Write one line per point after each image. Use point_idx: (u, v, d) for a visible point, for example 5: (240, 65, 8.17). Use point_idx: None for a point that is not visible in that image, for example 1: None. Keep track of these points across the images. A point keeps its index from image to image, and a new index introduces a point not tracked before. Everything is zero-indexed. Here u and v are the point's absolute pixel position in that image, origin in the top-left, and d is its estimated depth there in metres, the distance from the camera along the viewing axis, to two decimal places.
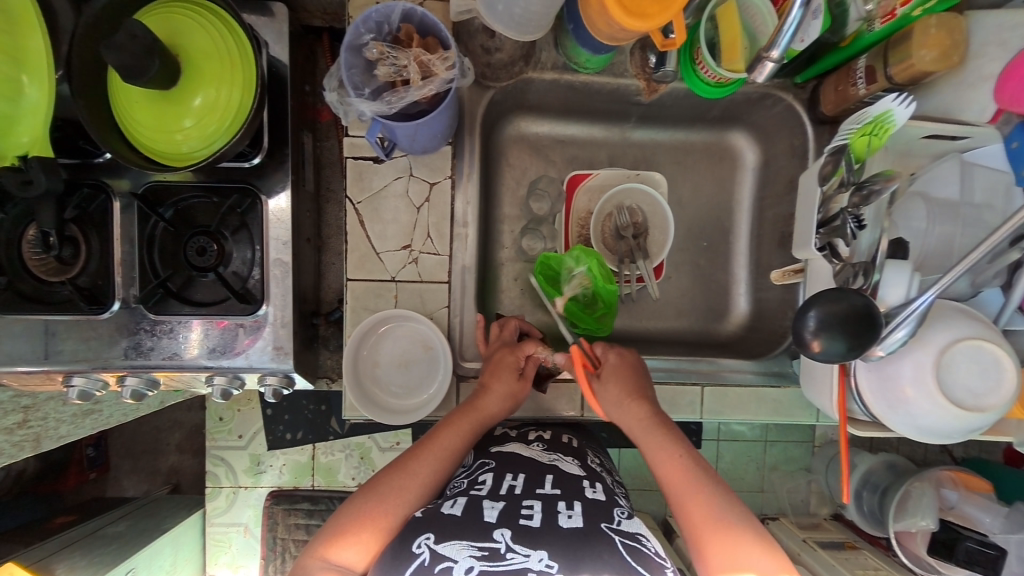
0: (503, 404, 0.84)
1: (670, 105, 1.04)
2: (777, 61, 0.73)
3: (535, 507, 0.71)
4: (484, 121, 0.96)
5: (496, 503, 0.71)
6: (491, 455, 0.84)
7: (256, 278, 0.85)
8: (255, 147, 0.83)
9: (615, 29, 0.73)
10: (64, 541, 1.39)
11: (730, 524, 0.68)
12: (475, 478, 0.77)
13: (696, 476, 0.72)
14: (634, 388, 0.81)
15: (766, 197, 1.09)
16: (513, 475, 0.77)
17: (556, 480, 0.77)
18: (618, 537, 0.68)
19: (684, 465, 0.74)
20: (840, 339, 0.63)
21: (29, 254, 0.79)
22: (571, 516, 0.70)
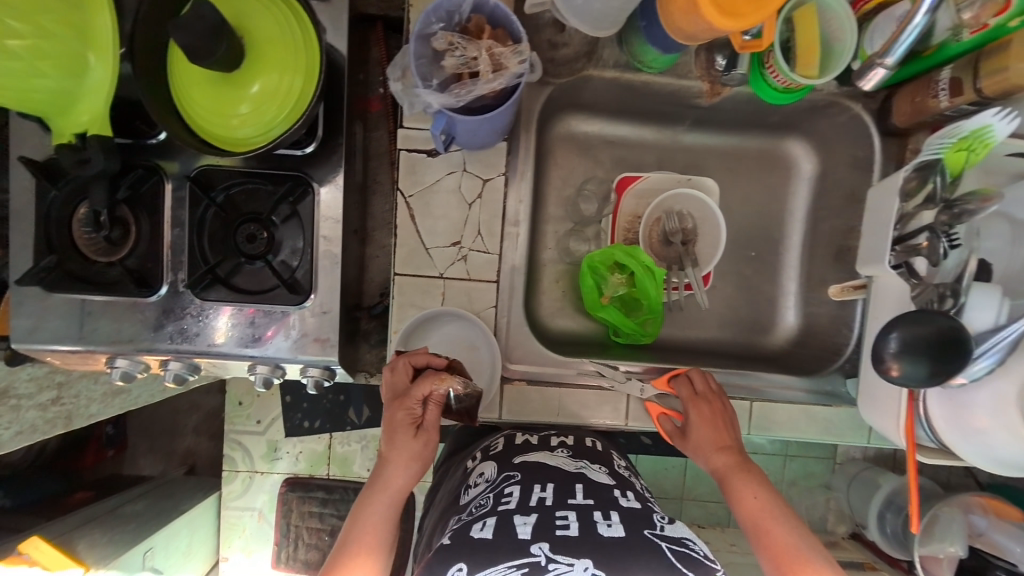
0: (412, 459, 0.75)
1: (728, 110, 1.01)
2: (889, 68, 0.75)
3: (571, 516, 0.64)
4: (540, 118, 0.93)
5: (528, 516, 0.64)
6: (514, 467, 0.76)
7: (304, 269, 0.83)
8: (309, 135, 0.82)
9: (696, 25, 0.70)
10: (83, 518, 1.39)
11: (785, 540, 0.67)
12: (501, 493, 0.70)
13: (756, 486, 0.73)
14: (717, 442, 0.79)
15: (822, 209, 1.05)
16: (542, 485, 0.70)
17: (587, 489, 0.70)
18: (664, 542, 0.61)
19: (748, 480, 0.74)
20: (922, 364, 0.62)
21: (78, 234, 0.78)
22: (610, 524, 0.63)
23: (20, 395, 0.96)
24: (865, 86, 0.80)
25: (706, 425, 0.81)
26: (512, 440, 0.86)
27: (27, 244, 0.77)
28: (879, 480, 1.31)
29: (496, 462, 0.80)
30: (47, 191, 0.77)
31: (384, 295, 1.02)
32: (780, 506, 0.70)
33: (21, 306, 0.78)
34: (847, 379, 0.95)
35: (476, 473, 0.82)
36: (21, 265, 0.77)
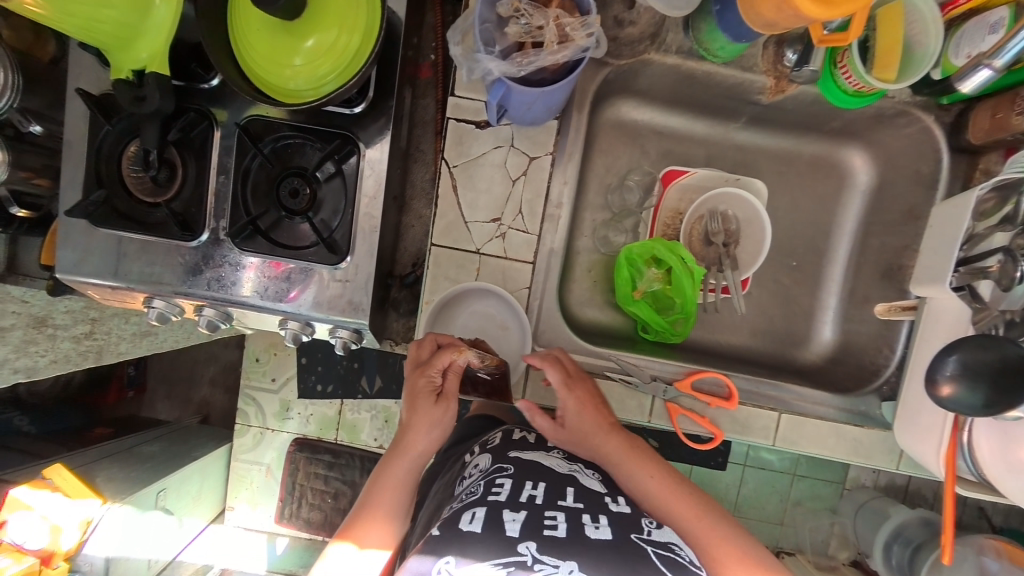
0: (431, 433, 0.75)
1: (789, 110, 0.96)
2: (994, 70, 0.75)
3: (560, 517, 0.61)
4: (593, 100, 0.90)
5: (517, 512, 0.61)
6: (510, 460, 0.73)
7: (343, 230, 0.82)
8: (360, 95, 0.81)
9: (786, 16, 0.70)
10: (101, 453, 1.44)
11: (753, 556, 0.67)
12: (493, 483, 0.68)
13: (683, 495, 0.73)
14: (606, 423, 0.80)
15: (874, 224, 1.00)
16: (533, 483, 0.67)
17: (579, 492, 0.68)
18: (650, 547, 0.59)
19: (674, 489, 0.73)
20: (980, 391, 0.60)
21: (127, 172, 0.79)
22: (599, 527, 0.61)
23: (56, 326, 1.00)
24: (964, 87, 0.79)
25: (591, 418, 0.80)
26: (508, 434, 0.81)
27: (78, 177, 0.78)
28: (889, 510, 1.27)
29: (491, 453, 0.78)
30: (101, 125, 0.77)
31: (418, 265, 1.02)
32: (722, 516, 0.71)
33: (68, 239, 0.80)
34: (883, 403, 0.91)
35: (471, 465, 0.79)
36: (70, 197, 0.79)
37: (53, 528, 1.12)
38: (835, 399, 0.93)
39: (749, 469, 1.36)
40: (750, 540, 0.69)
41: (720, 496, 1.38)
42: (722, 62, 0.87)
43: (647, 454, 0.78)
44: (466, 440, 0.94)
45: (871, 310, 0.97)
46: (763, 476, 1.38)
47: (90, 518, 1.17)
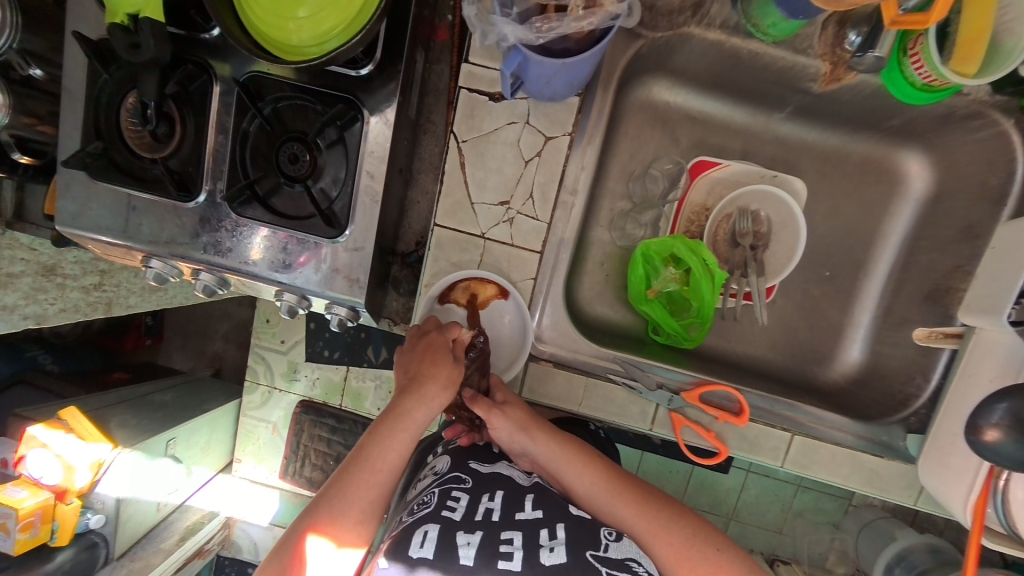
0: (446, 394, 0.72)
1: (843, 102, 0.86)
2: None
3: (516, 540, 0.60)
4: (621, 77, 0.82)
5: (471, 536, 0.60)
6: (468, 470, 0.72)
7: (343, 201, 0.78)
8: (367, 55, 0.75)
9: None
10: (117, 397, 1.50)
11: (713, 558, 0.65)
12: (448, 495, 0.66)
13: (617, 496, 0.70)
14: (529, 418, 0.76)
15: (924, 238, 0.90)
16: (490, 495, 0.66)
17: (538, 498, 0.67)
18: (605, 568, 0.58)
19: (603, 493, 0.71)
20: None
21: (126, 124, 0.76)
22: (553, 549, 0.59)
23: (66, 275, 1.01)
24: None
25: (514, 411, 0.75)
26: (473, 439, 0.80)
27: (78, 127, 0.76)
28: (895, 533, 1.21)
29: (450, 459, 0.76)
30: (100, 74, 0.75)
31: (422, 244, 0.97)
32: (670, 512, 0.69)
33: (69, 190, 0.78)
34: (908, 435, 0.84)
35: (430, 467, 0.79)
36: (70, 148, 0.77)
37: (67, 467, 1.20)
38: (854, 425, 0.86)
39: (752, 475, 1.30)
40: (705, 533, 0.67)
41: (720, 500, 1.34)
42: (773, 42, 0.78)
43: (575, 449, 0.74)
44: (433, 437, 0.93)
45: (909, 333, 0.88)
46: (766, 483, 1.32)
47: (102, 460, 1.24)
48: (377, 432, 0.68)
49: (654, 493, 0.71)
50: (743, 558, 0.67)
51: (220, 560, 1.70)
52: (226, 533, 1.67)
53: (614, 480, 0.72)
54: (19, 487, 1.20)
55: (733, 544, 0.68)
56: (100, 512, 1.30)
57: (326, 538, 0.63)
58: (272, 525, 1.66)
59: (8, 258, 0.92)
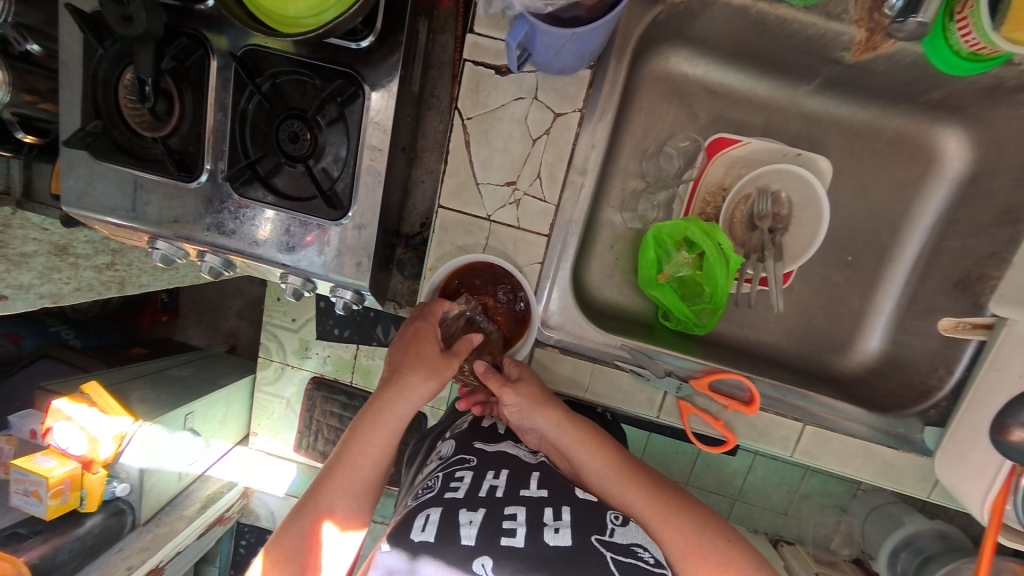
0: (428, 385, 0.71)
1: (878, 73, 0.79)
2: None
3: (519, 516, 0.59)
4: (637, 46, 0.76)
5: (474, 513, 0.59)
6: (474, 451, 0.72)
7: (345, 182, 0.76)
8: (366, 26, 0.72)
9: None
10: (136, 372, 1.55)
11: (725, 550, 0.62)
12: (452, 476, 0.66)
13: (629, 480, 0.68)
14: (541, 397, 0.74)
15: (958, 222, 0.85)
16: (495, 473, 0.66)
17: (544, 478, 0.67)
18: (609, 553, 0.56)
19: (614, 475, 0.69)
20: None
21: (125, 102, 0.75)
22: (557, 531, 0.57)
23: (78, 255, 1.02)
24: None
25: (529, 387, 0.75)
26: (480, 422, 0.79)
27: (75, 103, 0.74)
28: (904, 519, 1.20)
29: (456, 441, 0.76)
30: (95, 49, 0.73)
31: (427, 226, 0.95)
32: (682, 501, 0.67)
33: (71, 168, 0.77)
34: (926, 428, 0.81)
35: (437, 451, 0.79)
36: (70, 125, 0.75)
37: (91, 440, 1.25)
38: (869, 417, 0.84)
39: (760, 458, 1.28)
40: (717, 523, 0.65)
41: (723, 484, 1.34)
42: (803, 7, 0.72)
43: (589, 429, 0.73)
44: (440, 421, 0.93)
45: (934, 322, 0.84)
46: (774, 466, 1.30)
47: (124, 433, 1.29)
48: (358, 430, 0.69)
49: (666, 483, 0.69)
50: (757, 554, 0.63)
51: (240, 527, 1.78)
52: (246, 501, 1.75)
53: (627, 464, 0.70)
54: (47, 457, 1.25)
55: (747, 540, 0.64)
56: (125, 481, 1.36)
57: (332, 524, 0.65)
58: (288, 495, 1.72)
59: (20, 237, 0.92)
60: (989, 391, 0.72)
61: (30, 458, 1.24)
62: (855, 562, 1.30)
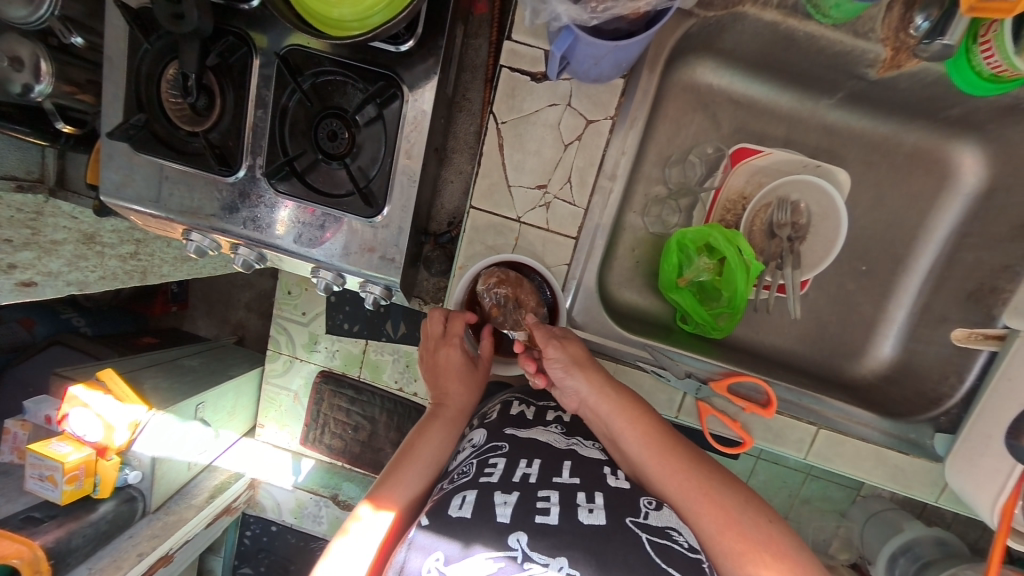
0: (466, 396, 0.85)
1: (899, 90, 0.82)
2: None
3: (553, 499, 0.62)
4: (669, 56, 0.78)
5: (509, 496, 0.62)
6: (505, 437, 0.74)
7: (380, 180, 0.78)
8: (408, 30, 0.74)
9: None
10: (148, 361, 1.56)
11: (765, 529, 0.62)
12: (486, 462, 0.69)
13: (674, 451, 0.70)
14: (582, 359, 0.77)
15: (972, 235, 0.87)
16: (528, 461, 0.68)
17: (575, 466, 0.69)
18: (645, 534, 0.59)
19: (659, 444, 0.70)
20: None
21: (167, 96, 0.77)
22: (592, 511, 0.61)
23: (105, 243, 1.04)
24: None
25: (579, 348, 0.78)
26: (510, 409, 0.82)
27: (119, 96, 0.76)
28: (902, 525, 1.23)
29: (487, 429, 0.79)
30: (141, 43, 0.74)
31: (453, 224, 0.97)
32: (723, 479, 0.67)
33: (112, 160, 0.79)
34: (938, 435, 0.85)
35: (468, 437, 0.81)
36: (112, 118, 0.77)
37: (106, 427, 1.25)
38: (881, 422, 0.87)
39: (762, 462, 1.30)
40: (758, 505, 0.65)
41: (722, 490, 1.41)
42: (832, 25, 0.74)
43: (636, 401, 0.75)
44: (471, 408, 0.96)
45: (945, 332, 0.87)
46: (776, 470, 1.32)
47: (138, 421, 1.29)
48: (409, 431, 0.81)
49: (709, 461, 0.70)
50: (796, 539, 0.63)
51: (246, 518, 1.78)
52: (252, 493, 1.74)
53: (671, 437, 0.72)
54: (63, 442, 1.25)
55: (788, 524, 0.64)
56: (137, 468, 1.37)
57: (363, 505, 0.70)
58: (295, 487, 1.71)
59: (51, 225, 0.94)
60: (1001, 399, 0.75)
61: (46, 443, 1.25)
62: (852, 566, 1.33)
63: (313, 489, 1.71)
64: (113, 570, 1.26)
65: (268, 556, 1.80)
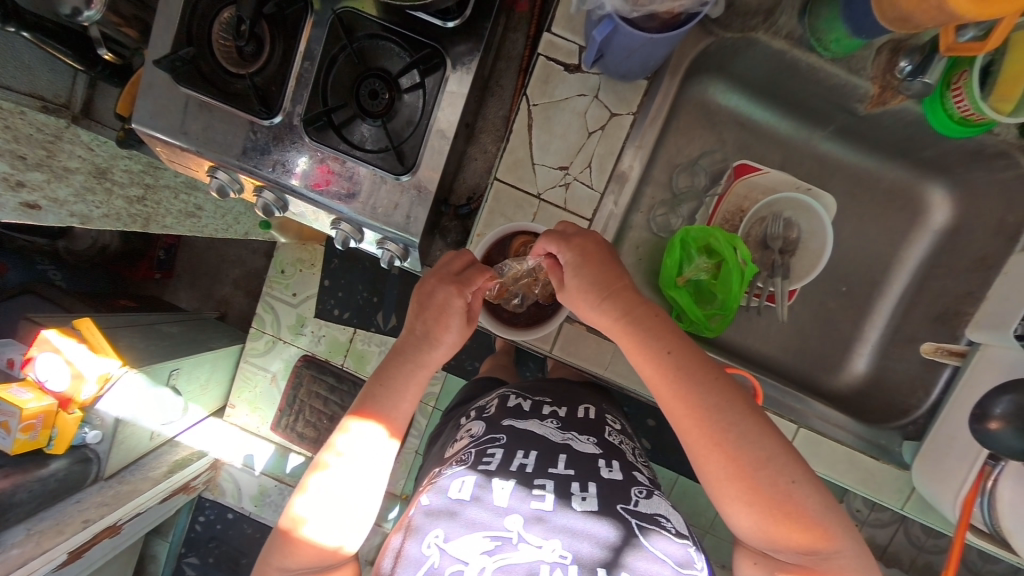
0: (451, 347, 0.77)
1: (884, 127, 0.92)
2: None
3: (548, 487, 0.63)
4: (688, 69, 0.87)
5: (506, 481, 0.63)
6: (503, 428, 0.73)
7: (414, 142, 0.82)
8: (458, 9, 0.79)
9: (927, 8, 0.65)
10: (126, 321, 1.44)
11: (781, 487, 0.59)
12: (483, 452, 0.69)
13: (693, 391, 0.64)
14: (601, 284, 0.69)
15: (939, 266, 0.97)
16: (524, 452, 0.68)
17: (571, 459, 0.68)
18: (634, 519, 0.61)
19: (677, 383, 0.65)
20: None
21: (218, 38, 0.81)
22: (585, 498, 0.63)
23: (115, 181, 1.03)
24: None
25: (591, 276, 0.70)
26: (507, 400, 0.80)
27: (170, 30, 0.79)
28: None
29: (486, 422, 0.78)
30: None
31: (474, 199, 1.02)
32: (751, 426, 0.62)
33: (150, 89, 0.80)
34: (904, 442, 0.94)
35: (466, 430, 0.81)
36: (159, 49, 0.79)
37: (76, 376, 1.13)
38: (855, 426, 0.96)
39: None
40: (783, 462, 0.61)
41: (699, 512, 1.43)
42: (832, 59, 0.84)
43: (657, 327, 0.67)
44: (469, 402, 0.97)
45: (915, 350, 0.95)
46: None
47: (109, 375, 1.17)
48: (403, 351, 0.75)
49: (737, 397, 0.64)
50: (822, 497, 0.60)
51: (201, 501, 1.68)
52: (213, 474, 1.67)
53: (695, 369, 0.65)
54: (24, 389, 1.13)
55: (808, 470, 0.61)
56: (98, 428, 1.24)
57: (377, 425, 0.71)
58: (261, 473, 1.67)
59: (66, 152, 0.95)
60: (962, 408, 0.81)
61: (5, 387, 1.11)
62: None
63: (276, 476, 1.67)
64: (54, 535, 1.15)
65: (219, 545, 1.69)
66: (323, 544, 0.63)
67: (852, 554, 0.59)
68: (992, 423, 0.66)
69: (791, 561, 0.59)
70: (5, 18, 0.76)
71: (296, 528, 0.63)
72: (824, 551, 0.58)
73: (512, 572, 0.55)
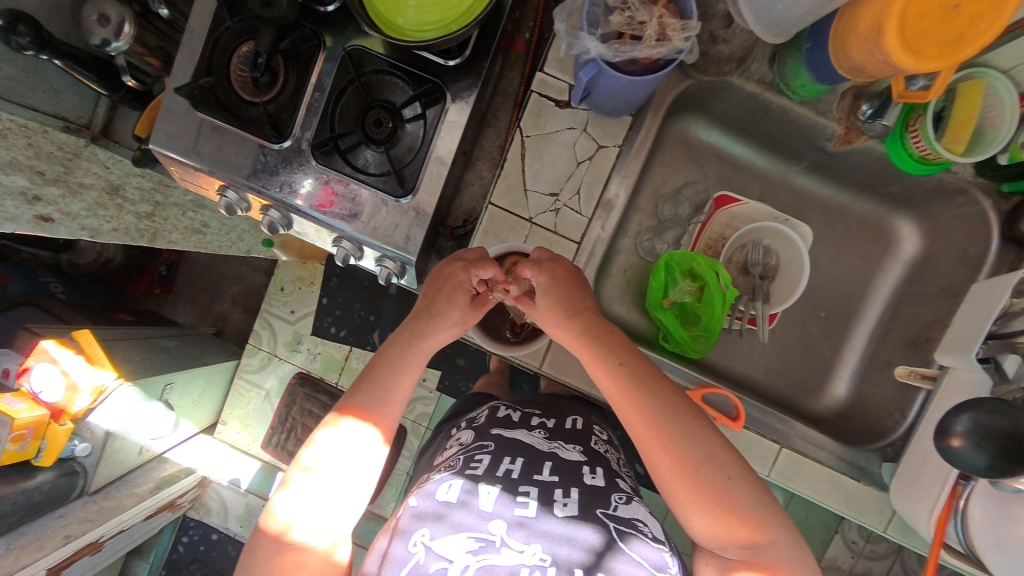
0: (453, 330, 0.80)
1: (853, 164, 0.99)
2: None
3: (532, 494, 0.65)
4: (669, 107, 0.94)
5: (492, 486, 0.65)
6: (491, 437, 0.76)
7: (414, 167, 0.87)
8: (459, 49, 0.86)
9: (877, 62, 0.73)
10: (124, 333, 1.46)
11: (722, 484, 0.62)
12: (471, 458, 0.71)
13: (642, 395, 0.67)
14: (564, 301, 0.74)
15: (911, 294, 1.02)
16: (511, 458, 0.70)
17: (556, 466, 0.71)
18: (613, 524, 0.63)
19: (629, 389, 0.68)
20: (985, 455, 0.67)
21: (236, 70, 0.86)
22: (566, 504, 0.64)
23: (126, 199, 1.08)
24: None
25: (555, 293, 0.74)
26: (496, 410, 0.83)
27: (191, 62, 0.85)
28: None
29: (475, 430, 0.80)
30: (224, 21, 0.85)
31: (470, 220, 1.07)
32: (694, 428, 0.65)
33: (169, 114, 0.86)
34: (882, 463, 0.96)
35: (456, 439, 0.83)
36: (180, 79, 0.86)
37: (71, 387, 1.13)
38: (837, 448, 0.98)
39: None
40: (724, 460, 0.64)
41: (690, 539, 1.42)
42: (800, 101, 0.91)
43: (613, 339, 0.71)
44: (461, 414, 0.99)
45: (890, 374, 0.99)
46: None
47: (104, 387, 1.18)
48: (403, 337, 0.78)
49: (683, 403, 0.67)
50: (767, 496, 0.63)
51: (186, 521, 1.65)
52: (201, 491, 1.65)
53: (646, 377, 0.69)
54: (18, 399, 1.13)
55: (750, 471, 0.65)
56: (87, 441, 1.23)
57: (373, 429, 0.73)
58: (247, 491, 1.65)
59: (83, 169, 1.00)
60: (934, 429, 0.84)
61: None
62: None
63: (262, 495, 1.65)
64: (34, 549, 1.12)
65: (201, 568, 1.65)
66: (314, 545, 0.64)
67: (787, 547, 0.61)
68: (954, 440, 0.69)
69: (736, 559, 0.61)
70: (42, 47, 0.82)
71: (288, 532, 0.64)
72: (762, 545, 0.61)
73: (494, 572, 0.57)
